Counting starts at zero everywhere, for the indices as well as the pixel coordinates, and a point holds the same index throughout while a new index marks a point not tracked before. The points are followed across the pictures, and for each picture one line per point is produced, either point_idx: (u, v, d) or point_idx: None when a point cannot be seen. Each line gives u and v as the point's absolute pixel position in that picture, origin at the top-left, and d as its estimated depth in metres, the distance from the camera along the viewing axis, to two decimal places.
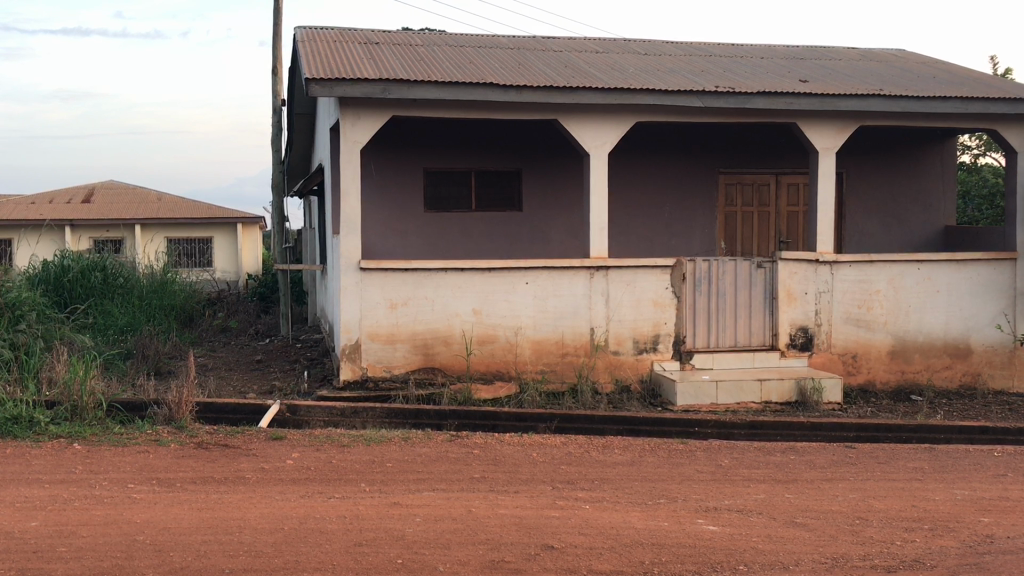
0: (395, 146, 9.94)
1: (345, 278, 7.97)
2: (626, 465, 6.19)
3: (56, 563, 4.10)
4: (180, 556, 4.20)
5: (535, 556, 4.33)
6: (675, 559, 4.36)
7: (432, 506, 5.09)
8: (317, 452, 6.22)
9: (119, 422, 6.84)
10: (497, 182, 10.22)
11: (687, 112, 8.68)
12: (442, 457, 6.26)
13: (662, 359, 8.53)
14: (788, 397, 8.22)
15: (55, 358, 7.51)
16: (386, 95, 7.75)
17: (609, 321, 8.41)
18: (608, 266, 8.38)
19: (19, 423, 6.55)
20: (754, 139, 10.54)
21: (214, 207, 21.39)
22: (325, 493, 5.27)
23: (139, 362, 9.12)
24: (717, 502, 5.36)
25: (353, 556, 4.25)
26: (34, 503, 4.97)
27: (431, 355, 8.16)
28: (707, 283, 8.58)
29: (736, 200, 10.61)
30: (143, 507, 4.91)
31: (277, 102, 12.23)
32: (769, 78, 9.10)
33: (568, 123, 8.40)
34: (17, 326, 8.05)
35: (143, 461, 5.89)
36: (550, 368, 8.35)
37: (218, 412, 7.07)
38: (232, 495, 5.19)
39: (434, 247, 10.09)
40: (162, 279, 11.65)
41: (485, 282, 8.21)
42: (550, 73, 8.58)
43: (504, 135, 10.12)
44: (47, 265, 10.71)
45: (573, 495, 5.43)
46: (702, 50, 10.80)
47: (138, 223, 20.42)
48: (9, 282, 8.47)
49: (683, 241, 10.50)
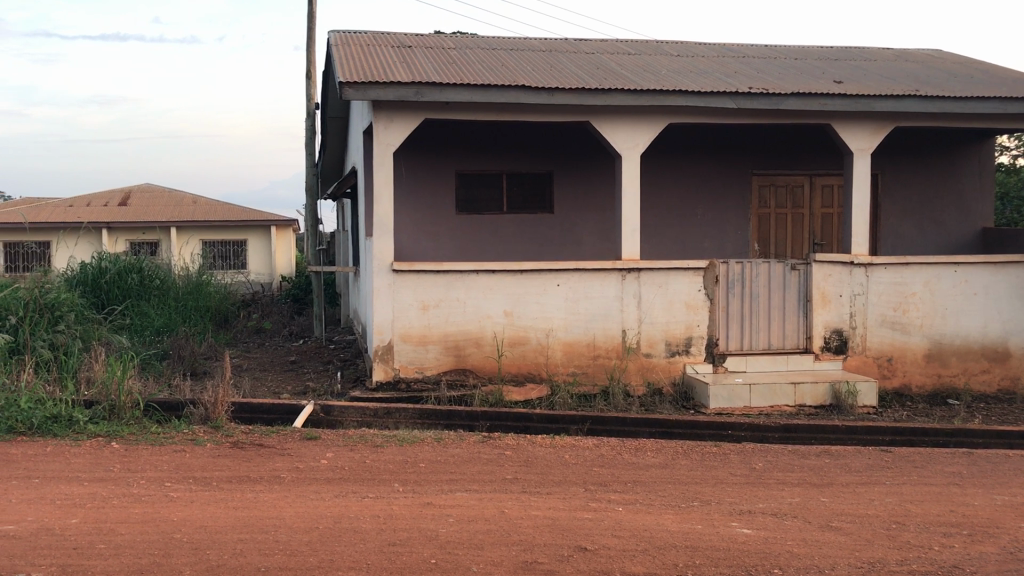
0: (427, 148, 9.97)
1: (377, 279, 8.04)
2: (659, 468, 6.17)
3: (98, 559, 4.16)
4: (218, 554, 4.25)
5: (569, 558, 4.33)
6: (710, 562, 4.35)
7: (465, 506, 5.11)
8: (350, 452, 6.27)
9: (156, 422, 6.91)
10: (529, 183, 10.24)
11: (721, 114, 8.63)
12: (475, 457, 6.28)
13: (695, 361, 8.49)
14: (822, 400, 8.15)
15: (93, 358, 7.62)
16: (419, 97, 7.78)
17: (642, 323, 8.38)
18: (639, 268, 8.34)
19: (58, 422, 6.65)
20: (789, 140, 10.46)
21: (248, 210, 21.65)
22: (359, 493, 5.31)
23: (175, 362, 9.22)
24: (751, 505, 5.33)
25: (387, 555, 4.29)
26: (75, 500, 5.06)
27: (463, 357, 8.18)
28: (741, 284, 8.52)
29: (770, 202, 10.54)
30: (180, 506, 4.97)
31: (310, 107, 12.31)
32: (804, 79, 9.03)
33: (600, 124, 8.38)
34: (55, 327, 8.18)
35: (180, 460, 5.96)
36: (580, 370, 8.34)
37: (254, 412, 7.14)
38: (268, 494, 5.24)
39: (466, 249, 10.13)
40: (198, 280, 11.78)
41: (516, 283, 8.21)
42: (582, 75, 8.59)
43: (535, 138, 10.13)
44: (85, 267, 10.83)
45: (606, 497, 5.43)
46: (735, 52, 10.75)
47: (173, 225, 20.66)
48: (48, 283, 8.62)
49: (716, 243, 10.46)
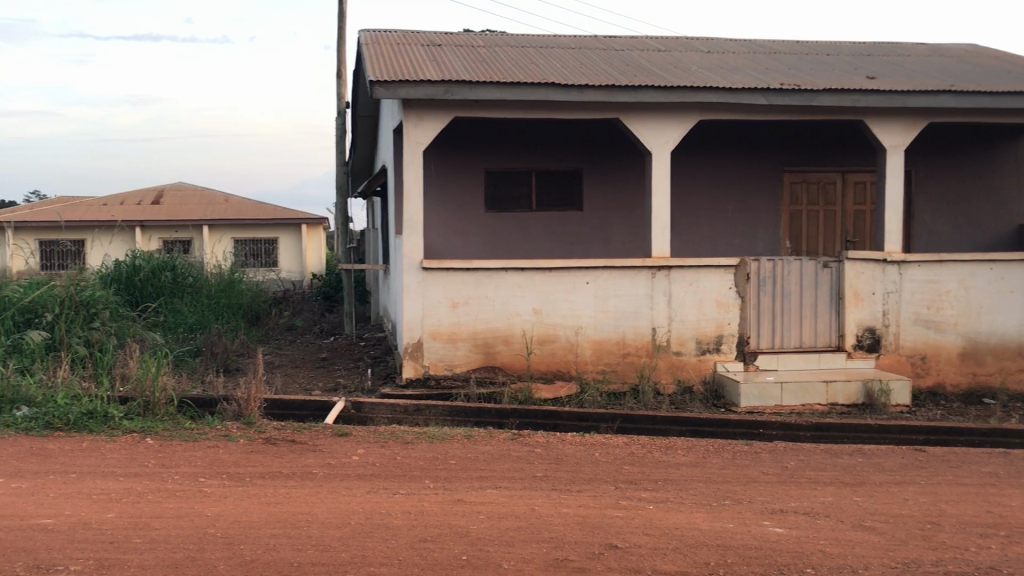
0: (456, 146, 9.99)
1: (407, 277, 8.07)
2: (690, 466, 6.14)
3: (133, 553, 4.22)
4: (251, 549, 4.29)
5: (599, 556, 4.33)
6: (741, 561, 4.33)
7: (496, 503, 5.12)
8: (381, 449, 6.30)
9: (190, 418, 6.98)
10: (558, 181, 10.23)
11: (752, 111, 8.58)
12: (505, 455, 6.29)
13: (726, 359, 8.45)
14: (855, 399, 8.07)
15: (127, 355, 7.71)
16: (448, 96, 7.80)
17: (672, 321, 8.35)
18: (669, 265, 8.32)
19: (94, 417, 6.74)
20: (820, 136, 10.37)
21: (279, 209, 21.81)
22: (390, 489, 5.34)
23: (208, 359, 9.31)
24: (783, 504, 5.30)
25: (418, 551, 4.31)
26: (110, 494, 5.13)
27: (492, 354, 8.20)
28: (772, 282, 8.46)
29: (802, 199, 10.45)
30: (214, 501, 5.02)
31: (340, 105, 12.37)
32: (836, 75, 8.95)
33: (630, 121, 8.35)
34: (91, 325, 8.29)
35: (214, 455, 6.02)
36: (610, 368, 8.32)
37: (285, 408, 7.20)
38: (300, 490, 5.28)
39: (496, 247, 10.14)
40: (230, 278, 11.89)
41: (546, 281, 8.20)
42: (612, 72, 8.56)
43: (564, 135, 10.12)
44: (119, 265, 10.97)
45: (637, 495, 5.41)
46: (767, 48, 10.68)
47: (206, 223, 20.87)
48: (83, 281, 8.74)
49: (747, 241, 10.40)
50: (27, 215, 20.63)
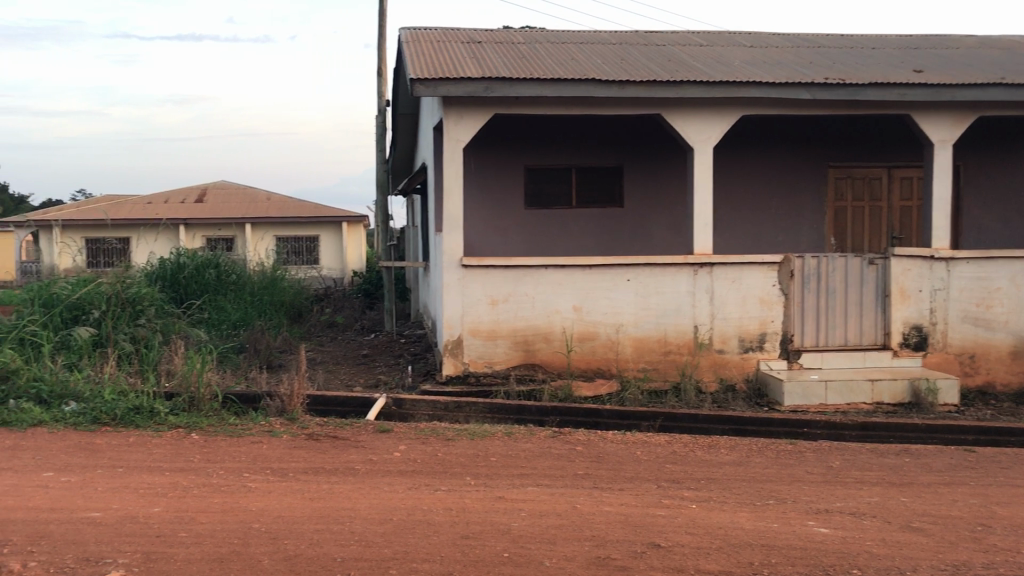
0: (496, 143, 9.99)
1: (447, 274, 8.09)
2: (733, 465, 6.08)
3: (179, 547, 4.27)
4: (295, 544, 4.33)
5: (642, 554, 4.30)
6: (786, 561, 4.27)
7: (537, 501, 5.11)
8: (423, 445, 6.32)
9: (234, 414, 7.06)
10: (599, 178, 10.18)
11: (795, 105, 8.47)
12: (546, 452, 6.28)
13: (769, 357, 8.35)
14: (901, 398, 7.94)
15: (172, 351, 7.82)
16: (488, 93, 7.80)
17: (714, 319, 8.28)
18: (711, 262, 8.25)
19: (140, 413, 6.84)
20: (866, 131, 10.20)
21: (320, 206, 21.99)
22: (432, 486, 5.35)
23: (252, 355, 9.42)
24: (828, 504, 5.22)
25: (460, 548, 4.31)
26: (157, 489, 5.20)
27: (532, 352, 8.18)
28: (816, 279, 8.35)
29: (847, 194, 10.30)
30: (258, 496, 5.07)
31: (380, 103, 12.43)
32: (882, 69, 8.81)
33: (671, 117, 8.29)
34: (136, 321, 8.41)
35: (257, 451, 6.08)
36: (652, 366, 8.27)
37: (327, 404, 7.25)
38: (343, 485, 5.31)
39: (536, 244, 10.13)
40: (272, 276, 12.01)
41: (586, 278, 8.17)
42: (654, 67, 8.50)
43: (604, 132, 10.07)
44: (164, 262, 11.12)
45: (679, 494, 5.37)
46: (810, 42, 10.54)
47: (248, 221, 21.10)
48: (129, 278, 8.86)
49: (790, 237, 10.28)
50: (75, 214, 21.02)
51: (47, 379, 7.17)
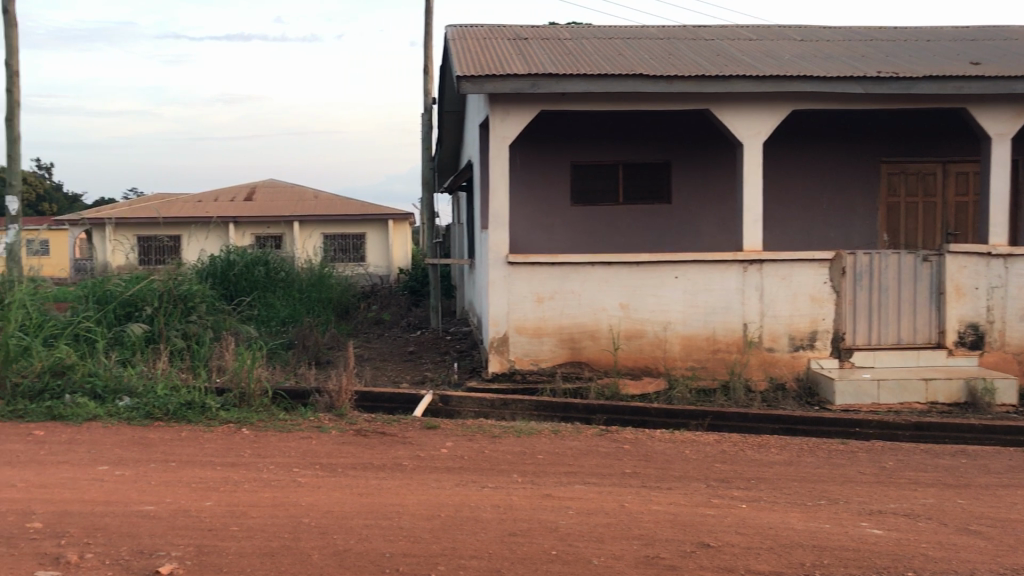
0: (542, 139, 9.97)
1: (493, 271, 8.09)
2: (783, 465, 6.00)
3: (230, 541, 4.32)
4: (344, 539, 4.35)
5: (691, 554, 4.25)
6: (839, 562, 4.20)
7: (584, 499, 5.08)
8: (470, 442, 6.33)
9: (284, 409, 7.13)
10: (646, 174, 10.11)
11: (847, 99, 8.33)
12: (593, 450, 6.24)
13: (820, 356, 8.23)
14: (956, 398, 7.78)
15: (223, 347, 7.92)
16: (535, 89, 7.78)
17: (764, 317, 8.17)
18: (761, 259, 8.14)
19: (192, 408, 6.93)
20: (919, 125, 10.00)
21: (366, 204, 22.15)
22: (479, 482, 5.35)
23: (300, 352, 9.52)
24: (881, 505, 5.13)
25: (508, 545, 4.30)
26: (208, 483, 5.27)
27: (578, 349, 8.15)
28: (869, 277, 8.20)
29: (900, 189, 10.11)
30: (307, 491, 5.12)
31: (427, 101, 12.48)
32: (937, 62, 8.63)
33: (720, 112, 8.20)
34: (188, 318, 8.54)
35: (307, 446, 6.13)
36: (700, 364, 8.19)
37: (375, 401, 7.30)
38: (391, 481, 5.34)
39: (582, 241, 10.10)
40: (320, 273, 12.12)
41: (633, 275, 8.12)
42: (702, 62, 8.42)
43: (651, 128, 9.99)
44: (215, 260, 11.28)
45: (728, 493, 5.31)
46: (862, 35, 10.36)
47: (296, 219, 21.32)
48: (181, 275, 9.00)
49: (841, 234, 10.13)
50: (128, 213, 21.43)
51: (102, 374, 7.30)
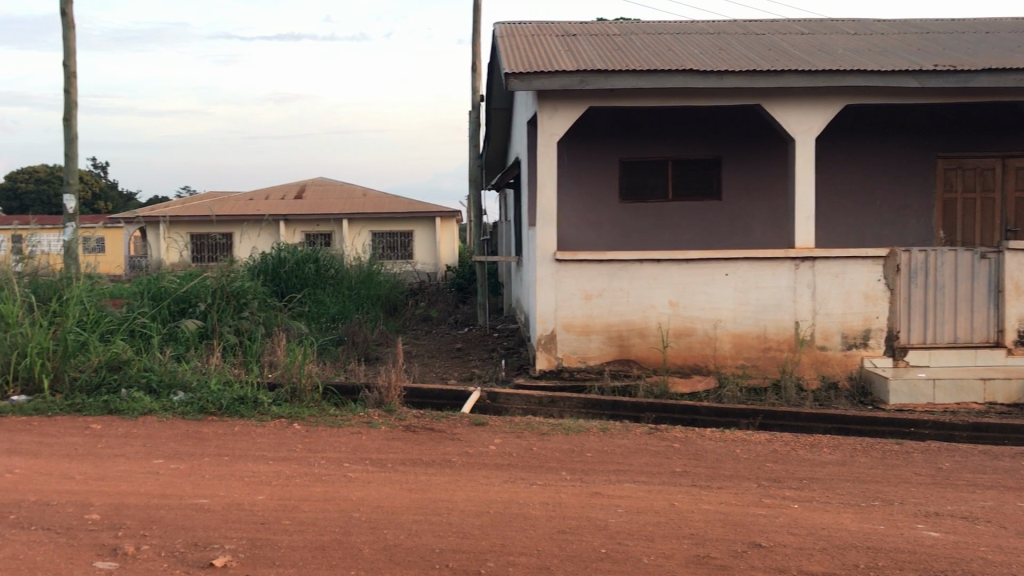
0: (590, 136, 9.95)
1: (541, 269, 8.08)
2: (836, 465, 5.91)
3: (282, 534, 4.37)
4: (394, 534, 4.38)
5: (743, 554, 4.21)
6: (894, 564, 4.13)
7: (634, 497, 5.06)
8: (518, 439, 6.33)
9: (334, 405, 7.21)
10: (695, 170, 10.02)
11: (902, 94, 8.18)
12: (642, 449, 6.21)
13: (873, 354, 8.10)
14: (1015, 398, 7.60)
15: (274, 343, 8.03)
16: (583, 86, 7.75)
17: (816, 315, 8.06)
18: (813, 256, 8.02)
19: (244, 403, 7.03)
20: (977, 119, 9.78)
21: (414, 202, 22.28)
22: (528, 479, 5.35)
23: (350, 348, 9.61)
24: (938, 506, 5.03)
25: (557, 542, 4.30)
26: (261, 477, 5.34)
27: (627, 347, 8.11)
28: (924, 274, 8.04)
29: (957, 185, 9.90)
30: (358, 486, 5.16)
31: (475, 99, 12.51)
32: (996, 54, 8.42)
33: (771, 108, 8.10)
34: (240, 314, 8.67)
35: (357, 441, 6.18)
36: (750, 363, 8.11)
37: (424, 397, 7.34)
38: (440, 477, 5.36)
39: (630, 238, 10.06)
40: (369, 270, 12.22)
41: (682, 273, 8.06)
42: (753, 57, 8.32)
43: (701, 124, 9.90)
44: (266, 257, 11.43)
45: (780, 493, 5.24)
46: (918, 28, 10.16)
47: (345, 217, 21.51)
48: (234, 272, 9.12)
49: (896, 231, 9.95)
50: (181, 211, 21.81)
51: (156, 369, 7.42)
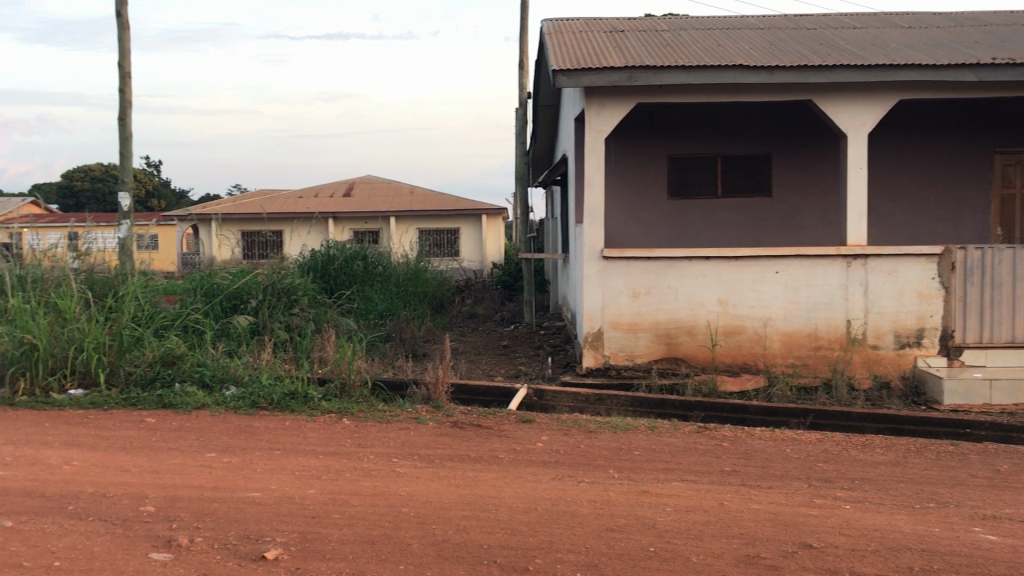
0: (638, 133, 9.91)
1: (588, 266, 8.07)
2: (889, 466, 5.82)
3: (333, 528, 4.42)
4: (442, 529, 4.41)
5: (793, 554, 4.17)
6: (949, 567, 4.05)
7: (683, 496, 5.02)
8: (566, 436, 6.33)
9: (382, 400, 7.28)
10: (744, 167, 9.93)
11: (958, 88, 8.01)
12: (690, 448, 6.17)
13: (927, 354, 7.96)
14: None
15: (324, 339, 8.13)
16: (631, 82, 7.72)
17: (868, 313, 7.94)
18: (866, 254, 7.89)
19: (295, 398, 7.12)
20: None
21: (461, 199, 22.36)
22: (575, 477, 5.35)
23: (398, 344, 9.69)
24: (995, 509, 4.92)
25: (605, 540, 4.29)
26: (311, 471, 5.41)
27: (675, 346, 8.07)
28: (980, 272, 7.86)
29: (1015, 181, 9.68)
30: (406, 481, 5.20)
31: (522, 96, 12.52)
32: None
33: (822, 103, 7.99)
34: (291, 310, 8.80)
35: (406, 437, 6.23)
36: (801, 362, 8.01)
37: (471, 393, 7.39)
38: (488, 473, 5.38)
39: (678, 235, 10.01)
40: (416, 267, 12.31)
41: (731, 270, 7.99)
42: (804, 52, 8.21)
43: (751, 120, 9.80)
44: (315, 254, 11.57)
45: (832, 493, 5.17)
46: (975, 20, 9.95)
47: (392, 214, 21.65)
48: (285, 268, 9.24)
49: (951, 227, 9.76)
50: (232, 209, 22.14)
51: (210, 364, 7.56)
